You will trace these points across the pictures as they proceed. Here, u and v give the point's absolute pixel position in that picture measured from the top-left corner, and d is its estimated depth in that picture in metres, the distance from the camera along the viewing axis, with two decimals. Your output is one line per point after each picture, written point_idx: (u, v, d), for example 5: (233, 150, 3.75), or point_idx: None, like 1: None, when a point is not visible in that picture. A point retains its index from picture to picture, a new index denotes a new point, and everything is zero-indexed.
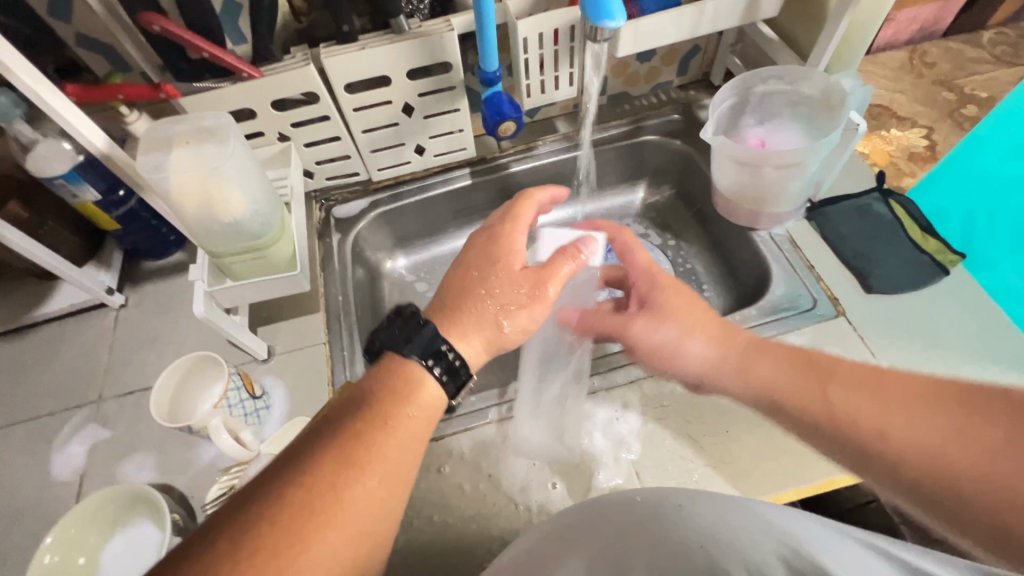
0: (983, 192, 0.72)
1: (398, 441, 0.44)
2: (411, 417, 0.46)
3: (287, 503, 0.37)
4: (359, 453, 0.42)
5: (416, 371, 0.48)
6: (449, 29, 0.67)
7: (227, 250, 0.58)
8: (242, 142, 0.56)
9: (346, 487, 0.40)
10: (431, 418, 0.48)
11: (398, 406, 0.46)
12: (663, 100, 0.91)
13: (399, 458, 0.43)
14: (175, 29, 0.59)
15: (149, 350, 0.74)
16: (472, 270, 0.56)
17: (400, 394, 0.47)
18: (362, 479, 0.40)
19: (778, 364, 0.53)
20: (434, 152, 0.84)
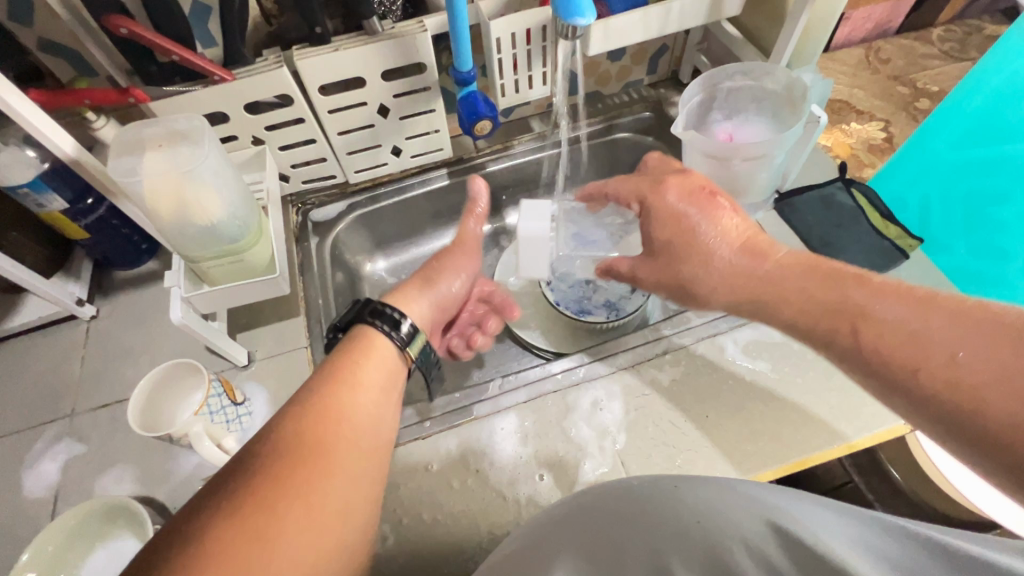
0: (935, 176, 0.77)
1: (360, 390, 0.47)
2: (375, 370, 0.50)
3: (274, 463, 0.39)
4: (328, 405, 0.45)
5: (366, 333, 0.54)
6: (423, 30, 0.68)
7: (202, 255, 0.57)
8: (217, 143, 0.56)
9: (327, 436, 0.42)
10: (389, 376, 0.51)
11: (356, 363, 0.50)
12: (635, 97, 0.93)
13: (367, 409, 0.46)
14: (142, 31, 0.59)
15: (123, 361, 0.72)
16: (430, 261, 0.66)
17: (360, 356, 0.51)
18: (339, 428, 0.43)
19: (805, 282, 0.49)
20: (411, 154, 0.84)
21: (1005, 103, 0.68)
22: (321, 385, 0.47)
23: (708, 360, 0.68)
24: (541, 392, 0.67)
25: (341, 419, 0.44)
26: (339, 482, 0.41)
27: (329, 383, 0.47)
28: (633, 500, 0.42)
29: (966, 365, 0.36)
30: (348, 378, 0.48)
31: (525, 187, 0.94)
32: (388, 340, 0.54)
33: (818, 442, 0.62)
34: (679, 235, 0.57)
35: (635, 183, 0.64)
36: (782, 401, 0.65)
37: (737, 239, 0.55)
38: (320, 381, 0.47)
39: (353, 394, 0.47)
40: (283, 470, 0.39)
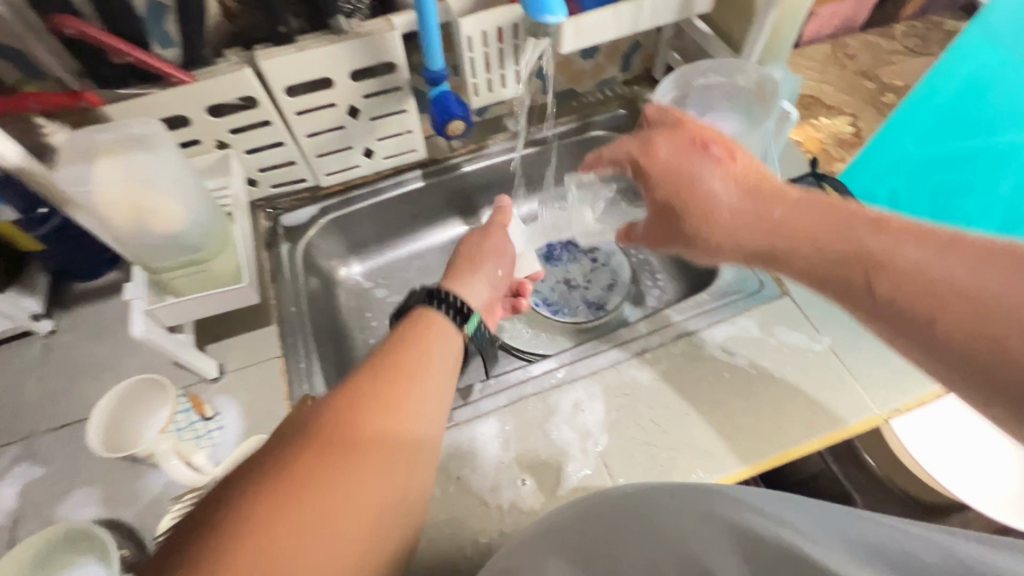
0: (903, 173, 0.81)
1: (428, 352, 0.53)
2: (439, 342, 0.55)
3: (360, 407, 0.44)
4: (407, 364, 0.50)
5: (428, 313, 0.58)
6: (391, 29, 0.66)
7: (165, 265, 0.56)
8: (175, 151, 0.52)
9: (404, 387, 0.48)
10: (452, 350, 0.56)
11: (426, 332, 0.55)
12: (609, 96, 0.93)
13: (435, 368, 0.52)
14: (92, 31, 0.56)
15: (85, 377, 0.69)
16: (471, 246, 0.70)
17: (427, 326, 0.56)
18: (415, 380, 0.49)
19: (814, 224, 0.47)
20: (383, 155, 0.82)
21: (975, 93, 0.75)
22: (393, 347, 0.52)
23: (687, 357, 0.68)
24: (521, 395, 0.66)
25: (416, 373, 0.50)
26: (410, 425, 0.46)
27: (399, 344, 0.53)
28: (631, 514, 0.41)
29: (996, 314, 0.34)
30: (418, 340, 0.54)
31: (502, 187, 0.93)
32: (448, 320, 0.58)
33: (796, 436, 0.62)
34: (683, 183, 0.55)
35: (627, 144, 0.62)
36: (761, 396, 0.65)
37: (739, 183, 0.53)
38: (397, 345, 0.53)
39: (421, 352, 0.52)
40: (363, 411, 0.44)
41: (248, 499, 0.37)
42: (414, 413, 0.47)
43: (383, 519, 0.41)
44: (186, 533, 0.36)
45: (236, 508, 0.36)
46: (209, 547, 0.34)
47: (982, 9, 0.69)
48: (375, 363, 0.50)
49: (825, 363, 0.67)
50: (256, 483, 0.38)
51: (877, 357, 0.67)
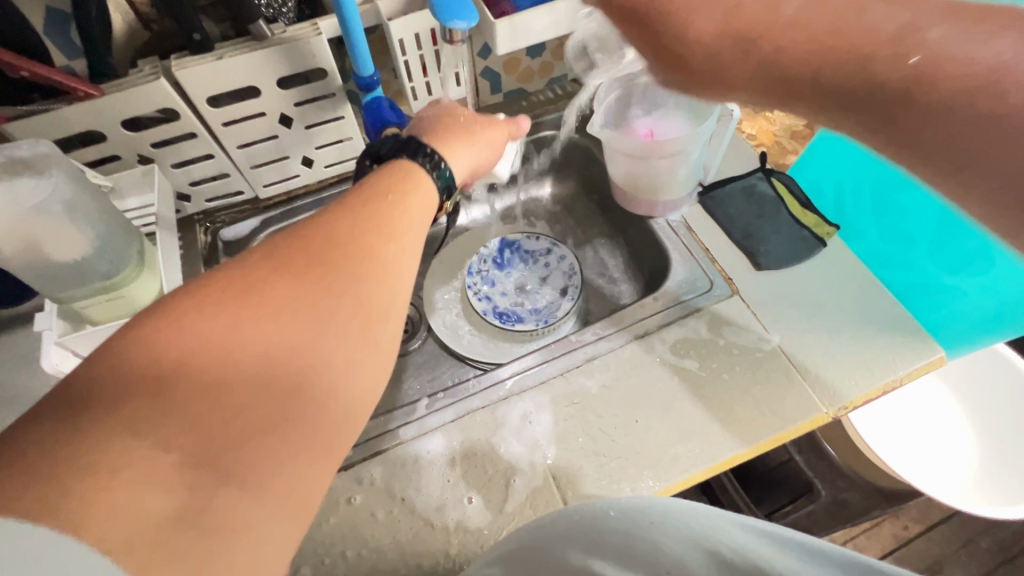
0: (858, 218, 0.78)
1: (405, 209, 0.50)
2: (420, 199, 0.53)
3: (327, 260, 0.43)
4: (379, 216, 0.48)
5: (409, 165, 0.56)
6: (317, 33, 0.63)
7: (73, 297, 0.52)
8: (67, 175, 0.50)
9: (375, 240, 0.46)
10: (429, 206, 0.54)
11: (403, 186, 0.53)
12: (559, 93, 0.91)
13: (411, 224, 0.50)
14: None
15: (6, 411, 0.65)
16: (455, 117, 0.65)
17: (402, 179, 0.53)
18: (386, 235, 0.47)
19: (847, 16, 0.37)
20: (324, 163, 0.79)
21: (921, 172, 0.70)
22: (362, 201, 0.49)
23: (637, 362, 0.67)
24: (469, 409, 0.64)
25: (390, 226, 0.48)
26: (378, 279, 0.45)
27: (372, 199, 0.50)
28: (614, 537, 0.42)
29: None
30: (393, 193, 0.51)
31: None
32: (430, 178, 0.56)
33: (744, 439, 0.62)
34: None
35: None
36: (710, 398, 0.64)
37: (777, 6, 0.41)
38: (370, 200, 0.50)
39: (397, 208, 0.50)
40: (327, 261, 0.43)
41: (193, 339, 0.36)
42: (385, 271, 0.45)
43: (347, 358, 0.41)
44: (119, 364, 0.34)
45: (179, 347, 0.35)
46: (143, 384, 0.33)
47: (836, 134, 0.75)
48: (338, 214, 0.47)
49: (774, 361, 0.66)
50: (201, 326, 0.36)
51: (824, 355, 0.67)
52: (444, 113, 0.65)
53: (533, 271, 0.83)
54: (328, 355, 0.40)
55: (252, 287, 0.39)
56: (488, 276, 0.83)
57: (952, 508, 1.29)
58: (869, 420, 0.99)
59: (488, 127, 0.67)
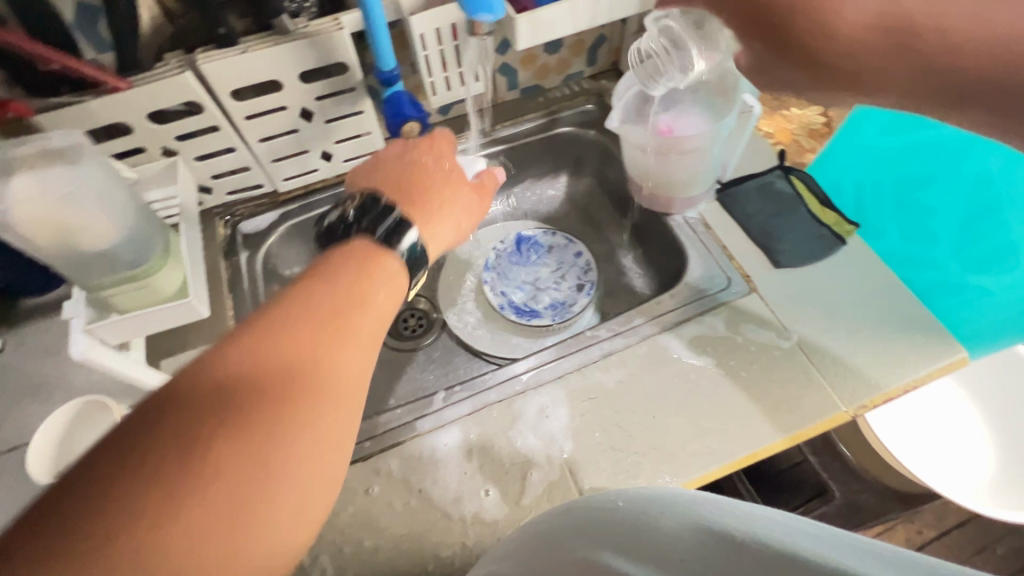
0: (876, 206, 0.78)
1: (370, 313, 0.45)
2: (386, 288, 0.47)
3: (271, 395, 0.37)
4: (337, 329, 0.42)
5: (379, 249, 0.49)
6: (340, 27, 0.64)
7: (100, 284, 0.53)
8: (99, 161, 0.51)
9: (328, 362, 0.41)
10: (396, 295, 0.48)
11: (370, 281, 0.46)
12: (575, 90, 0.90)
13: (373, 332, 0.45)
14: (12, 39, 0.52)
15: (31, 397, 0.67)
16: (434, 185, 0.58)
17: (371, 274, 0.47)
18: (341, 355, 0.41)
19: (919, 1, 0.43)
20: (343, 158, 0.80)
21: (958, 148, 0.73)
22: (322, 305, 0.43)
23: (654, 358, 0.67)
24: (486, 403, 0.65)
25: (348, 340, 0.42)
26: (328, 415, 0.39)
27: (334, 301, 0.43)
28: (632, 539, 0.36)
29: None
30: (357, 292, 0.45)
31: None
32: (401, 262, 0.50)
33: (763, 435, 0.62)
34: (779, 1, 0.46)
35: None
36: (728, 395, 0.64)
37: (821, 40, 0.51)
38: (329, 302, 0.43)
39: (361, 316, 0.44)
40: (272, 396, 0.37)
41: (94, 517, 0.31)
42: (336, 393, 0.40)
43: (291, 515, 0.36)
44: (26, 528, 0.31)
45: (83, 526, 0.31)
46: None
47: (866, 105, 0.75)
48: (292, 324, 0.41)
49: (792, 360, 0.66)
50: (111, 493, 0.32)
51: (844, 354, 0.66)
52: (439, 189, 0.57)
53: (547, 266, 0.83)
54: (268, 515, 0.35)
55: (179, 431, 0.34)
56: (503, 270, 0.84)
57: (967, 513, 1.27)
58: (886, 420, 0.97)
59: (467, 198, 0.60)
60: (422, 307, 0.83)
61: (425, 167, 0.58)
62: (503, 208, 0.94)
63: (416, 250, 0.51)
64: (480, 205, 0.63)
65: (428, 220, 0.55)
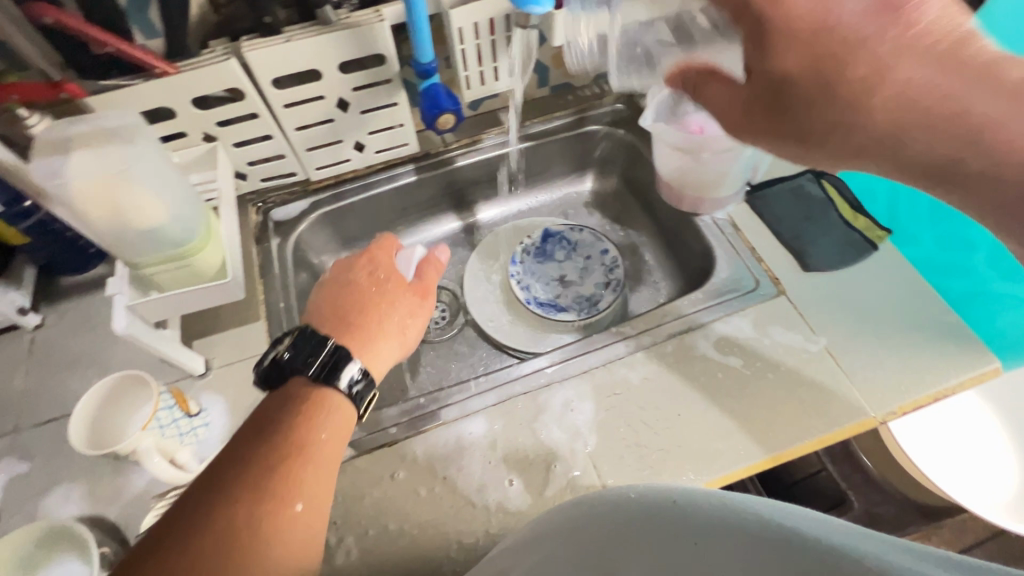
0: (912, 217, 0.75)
1: (315, 458, 0.49)
2: (331, 423, 0.51)
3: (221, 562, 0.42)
4: (279, 488, 0.46)
5: (319, 392, 0.53)
6: (380, 19, 0.65)
7: (145, 260, 0.55)
8: (153, 143, 0.54)
9: (270, 523, 0.45)
10: (343, 431, 0.52)
11: (312, 432, 0.50)
12: (606, 89, 0.91)
13: (320, 478, 0.49)
14: (71, 21, 0.55)
15: (68, 371, 0.69)
16: (375, 303, 0.61)
17: (312, 421, 0.51)
18: (286, 511, 0.46)
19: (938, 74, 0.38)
20: (375, 149, 0.81)
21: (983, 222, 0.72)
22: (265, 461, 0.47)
23: (681, 358, 0.67)
24: (511, 394, 0.65)
25: (292, 496, 0.46)
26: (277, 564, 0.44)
27: (277, 455, 0.48)
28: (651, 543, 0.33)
29: None
30: (299, 446, 0.49)
31: (492, 184, 0.92)
32: (340, 397, 0.53)
33: (790, 436, 0.61)
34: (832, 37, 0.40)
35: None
36: (754, 397, 0.64)
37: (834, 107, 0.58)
38: (270, 462, 0.47)
39: (304, 469, 0.48)
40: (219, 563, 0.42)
41: None
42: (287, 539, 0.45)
43: None
44: None
45: None
46: None
47: None
48: (233, 495, 0.45)
49: (821, 363, 0.66)
50: None
51: (874, 359, 0.65)
52: (375, 307, 0.60)
53: (573, 264, 0.84)
54: None
55: None
56: (531, 266, 0.84)
57: (988, 531, 1.25)
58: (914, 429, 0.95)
59: (410, 305, 0.63)
60: (445, 300, 0.85)
61: (360, 286, 0.61)
62: (535, 203, 0.96)
63: (354, 380, 0.54)
64: (428, 304, 0.64)
65: (369, 341, 0.58)
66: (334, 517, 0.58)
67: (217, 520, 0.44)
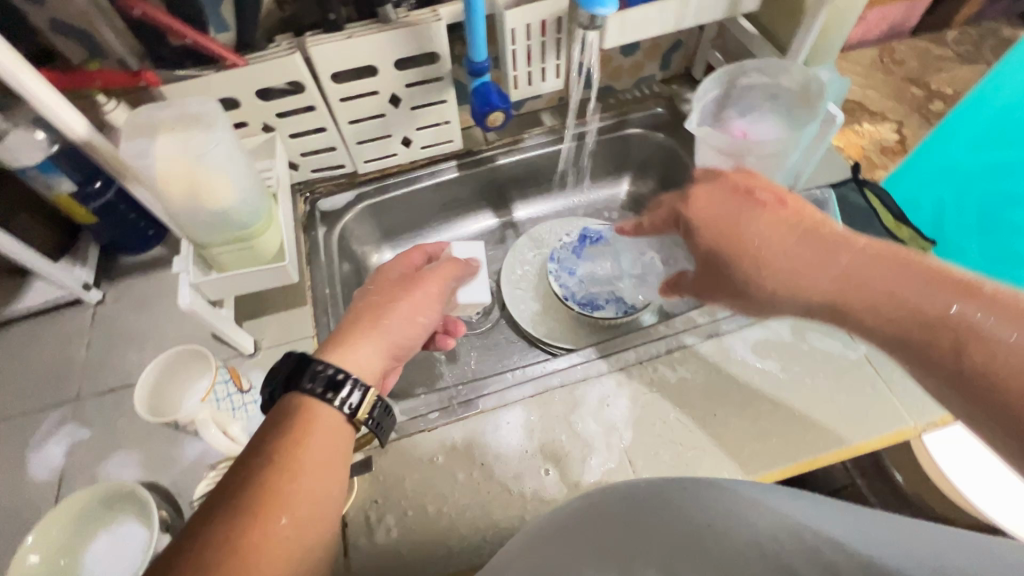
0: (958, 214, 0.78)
1: (303, 465, 0.45)
2: (317, 437, 0.48)
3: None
4: (262, 503, 0.42)
5: (296, 400, 0.50)
6: (437, 19, 0.67)
7: (212, 239, 0.58)
8: (229, 130, 0.57)
9: (249, 540, 0.40)
10: (337, 439, 0.49)
11: (293, 442, 0.47)
12: (646, 93, 0.92)
13: (311, 489, 0.45)
14: (157, 13, 0.59)
15: (127, 345, 0.72)
16: (362, 304, 0.59)
17: (298, 432, 0.48)
18: (268, 524, 0.41)
19: (897, 281, 0.44)
20: (421, 144, 0.83)
21: None
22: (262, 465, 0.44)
23: (718, 360, 0.67)
24: (548, 387, 0.66)
25: (279, 508, 0.42)
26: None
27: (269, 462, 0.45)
28: (641, 509, 0.39)
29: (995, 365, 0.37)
30: (287, 461, 0.45)
31: (532, 182, 0.93)
32: (319, 402, 0.50)
33: (826, 442, 0.62)
34: None
35: None
36: (790, 401, 0.64)
37: (721, 196, 0.58)
38: (256, 479, 0.44)
39: (294, 485, 0.44)
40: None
41: None
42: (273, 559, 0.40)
43: None
44: None
45: None
46: None
47: (951, 132, 0.75)
48: (212, 514, 0.41)
49: (860, 372, 0.66)
50: None
51: None
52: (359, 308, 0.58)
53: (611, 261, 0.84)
54: None
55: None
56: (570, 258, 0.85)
57: None
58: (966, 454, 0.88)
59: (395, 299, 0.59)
60: None
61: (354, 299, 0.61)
62: (571, 204, 0.97)
63: (329, 379, 0.50)
64: (413, 291, 0.61)
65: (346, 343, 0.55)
66: (376, 496, 0.60)
67: (199, 536, 0.40)
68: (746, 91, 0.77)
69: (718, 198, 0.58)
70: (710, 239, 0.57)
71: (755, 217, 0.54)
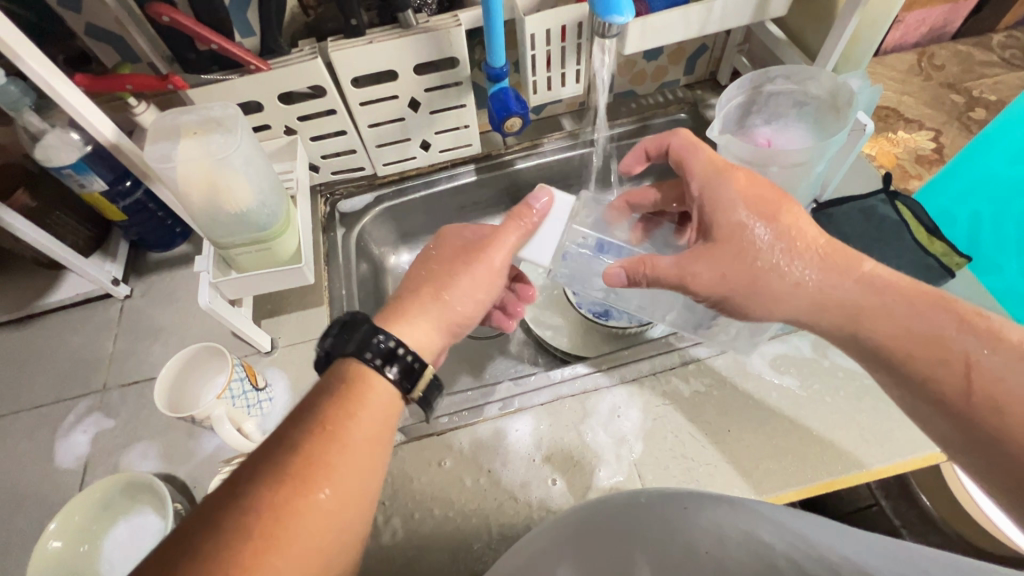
0: (995, 229, 0.74)
1: (351, 443, 0.45)
2: (371, 413, 0.47)
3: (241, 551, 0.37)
4: (300, 471, 0.42)
5: (358, 367, 0.50)
6: (457, 24, 0.67)
7: (232, 240, 0.59)
8: (248, 132, 0.58)
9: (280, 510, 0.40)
10: (386, 419, 0.49)
11: (346, 412, 0.46)
12: (669, 99, 0.90)
13: (354, 465, 0.44)
14: (183, 20, 0.60)
15: (151, 340, 0.75)
16: (426, 265, 0.59)
17: (356, 405, 0.47)
18: (311, 495, 0.41)
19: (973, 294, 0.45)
20: (440, 148, 0.83)
21: None
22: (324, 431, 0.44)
23: (732, 374, 0.66)
24: (559, 395, 0.66)
25: (321, 480, 0.42)
26: (298, 553, 0.39)
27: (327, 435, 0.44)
28: (641, 524, 0.39)
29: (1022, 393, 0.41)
30: (337, 431, 0.45)
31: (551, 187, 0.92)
32: (382, 376, 0.50)
33: (847, 463, 0.60)
34: None
35: None
36: (806, 420, 0.62)
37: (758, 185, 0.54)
38: (304, 446, 0.43)
39: (340, 457, 0.44)
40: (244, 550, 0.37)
41: None
42: (317, 523, 0.41)
43: None
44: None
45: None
46: None
47: (987, 140, 0.71)
48: None
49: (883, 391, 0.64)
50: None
51: None
52: (435, 267, 0.58)
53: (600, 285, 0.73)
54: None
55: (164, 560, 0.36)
56: (569, 262, 0.71)
57: None
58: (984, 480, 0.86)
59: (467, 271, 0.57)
60: None
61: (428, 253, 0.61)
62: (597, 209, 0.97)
63: (387, 347, 0.50)
64: (474, 265, 0.58)
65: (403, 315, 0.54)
66: (383, 498, 0.61)
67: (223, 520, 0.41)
68: (778, 97, 0.74)
69: (759, 184, 0.55)
70: (751, 215, 0.53)
71: (796, 214, 0.53)
